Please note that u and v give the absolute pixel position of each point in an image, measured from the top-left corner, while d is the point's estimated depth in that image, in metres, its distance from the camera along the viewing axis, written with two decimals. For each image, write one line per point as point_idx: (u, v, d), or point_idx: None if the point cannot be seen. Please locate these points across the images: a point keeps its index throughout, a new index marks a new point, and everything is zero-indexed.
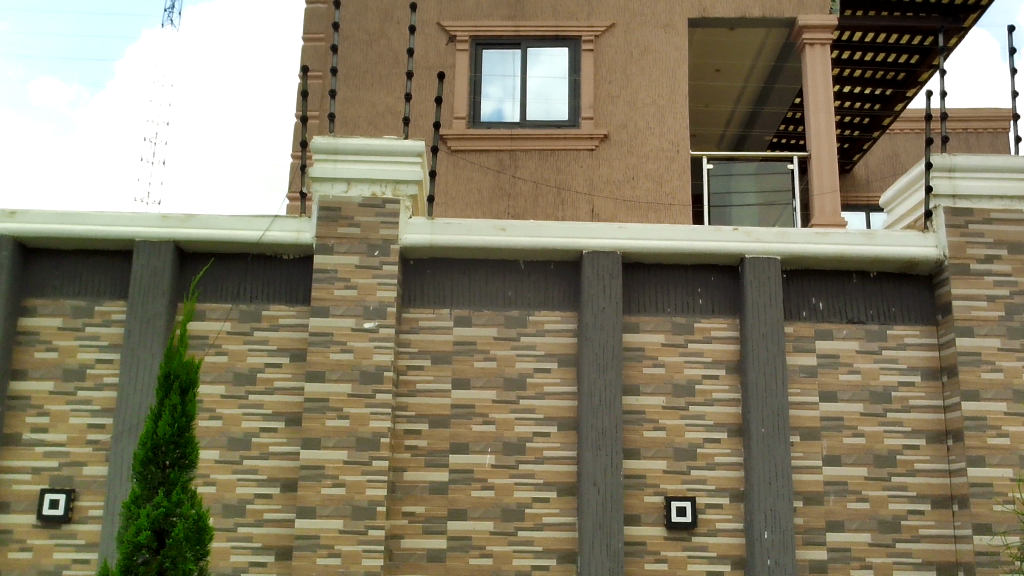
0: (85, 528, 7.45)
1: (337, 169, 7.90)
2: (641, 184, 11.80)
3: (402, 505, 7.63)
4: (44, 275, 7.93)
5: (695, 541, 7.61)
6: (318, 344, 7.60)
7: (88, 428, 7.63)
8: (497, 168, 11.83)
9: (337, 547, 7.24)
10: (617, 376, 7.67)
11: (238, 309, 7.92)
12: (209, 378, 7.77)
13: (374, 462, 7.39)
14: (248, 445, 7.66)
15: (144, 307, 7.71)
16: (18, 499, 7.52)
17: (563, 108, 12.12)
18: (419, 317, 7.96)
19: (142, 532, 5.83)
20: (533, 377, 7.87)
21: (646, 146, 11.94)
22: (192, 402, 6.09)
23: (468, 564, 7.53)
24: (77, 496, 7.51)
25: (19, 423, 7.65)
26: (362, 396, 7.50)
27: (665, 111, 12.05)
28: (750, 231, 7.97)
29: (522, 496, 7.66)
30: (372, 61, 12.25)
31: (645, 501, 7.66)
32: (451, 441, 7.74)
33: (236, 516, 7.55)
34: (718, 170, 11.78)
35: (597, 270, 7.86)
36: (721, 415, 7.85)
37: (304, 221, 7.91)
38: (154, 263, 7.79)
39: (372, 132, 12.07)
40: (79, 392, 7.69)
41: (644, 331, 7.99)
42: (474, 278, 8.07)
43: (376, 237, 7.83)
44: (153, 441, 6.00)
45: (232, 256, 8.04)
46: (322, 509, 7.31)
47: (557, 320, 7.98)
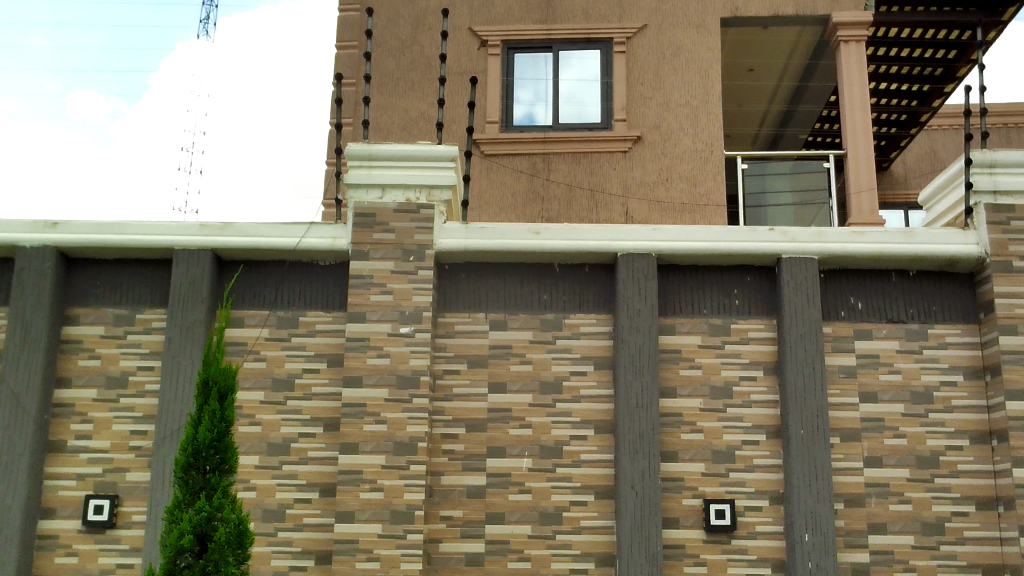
0: (128, 533, 7.57)
1: (373, 175, 7.95)
2: (675, 185, 11.75)
3: (440, 509, 7.64)
4: (87, 284, 8.06)
5: (735, 544, 7.55)
6: (354, 349, 7.65)
7: (131, 434, 7.75)
8: (530, 172, 11.85)
9: (376, 552, 7.28)
10: (653, 378, 7.64)
11: (276, 316, 8.00)
12: (248, 384, 7.86)
13: (411, 467, 7.42)
14: (287, 450, 7.73)
15: (183, 315, 7.80)
16: (63, 505, 7.64)
17: (595, 111, 12.10)
18: (454, 321, 7.99)
19: (184, 536, 5.89)
20: (569, 380, 7.86)
21: (679, 147, 11.89)
22: (231, 408, 6.14)
23: (506, 568, 7.54)
24: (121, 501, 7.62)
25: (63, 430, 7.78)
26: (399, 400, 7.54)
27: (698, 111, 11.99)
28: (786, 231, 7.90)
29: (560, 499, 7.65)
30: (404, 67, 12.32)
31: (683, 504, 7.62)
32: (488, 445, 7.76)
33: (276, 521, 7.61)
34: (752, 170, 11.71)
35: (631, 272, 7.84)
36: (760, 416, 7.79)
37: (340, 227, 7.99)
38: (193, 271, 7.89)
39: (405, 138, 12.13)
40: (121, 399, 7.81)
41: (680, 333, 7.95)
42: (509, 281, 8.07)
43: (411, 243, 7.87)
44: (193, 446, 6.06)
45: (269, 263, 8.13)
46: (361, 513, 7.35)
47: (592, 323, 7.97)
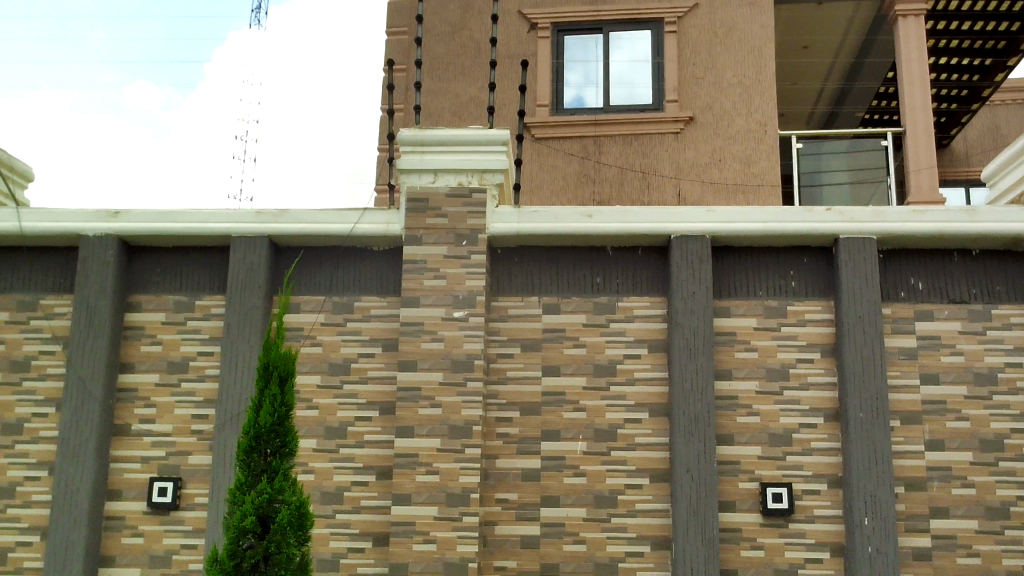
0: (192, 514, 7.74)
1: (425, 160, 7.97)
2: (728, 165, 11.65)
3: (495, 492, 7.68)
4: (148, 272, 8.23)
5: (793, 528, 7.48)
6: (409, 334, 7.70)
7: (193, 418, 7.91)
8: (581, 154, 11.81)
9: (432, 534, 7.35)
10: (708, 361, 7.57)
11: (332, 301, 8.09)
12: (305, 369, 7.97)
13: (466, 450, 7.47)
14: (344, 434, 7.83)
15: (241, 301, 7.92)
16: (129, 487, 7.84)
17: (646, 92, 11.98)
18: (508, 305, 8.00)
19: (247, 517, 5.99)
20: (623, 363, 7.84)
21: (732, 127, 11.74)
22: (291, 392, 6.23)
23: (562, 551, 7.57)
24: (184, 483, 7.79)
25: (128, 414, 7.97)
26: (454, 384, 7.58)
27: (751, 91, 11.82)
28: (844, 211, 7.76)
29: (615, 482, 7.64)
30: (454, 52, 12.32)
31: (740, 488, 7.56)
32: (543, 428, 7.77)
33: (335, 503, 7.72)
34: (807, 149, 11.48)
35: (685, 254, 7.77)
36: (817, 399, 7.69)
37: (394, 213, 8.02)
38: (250, 257, 8.00)
39: (456, 123, 12.16)
40: (183, 384, 7.98)
41: (735, 315, 7.87)
42: (562, 265, 8.06)
43: (463, 227, 7.89)
44: (255, 430, 6.15)
45: (324, 249, 8.21)
46: (417, 496, 7.42)
47: (646, 306, 7.93)
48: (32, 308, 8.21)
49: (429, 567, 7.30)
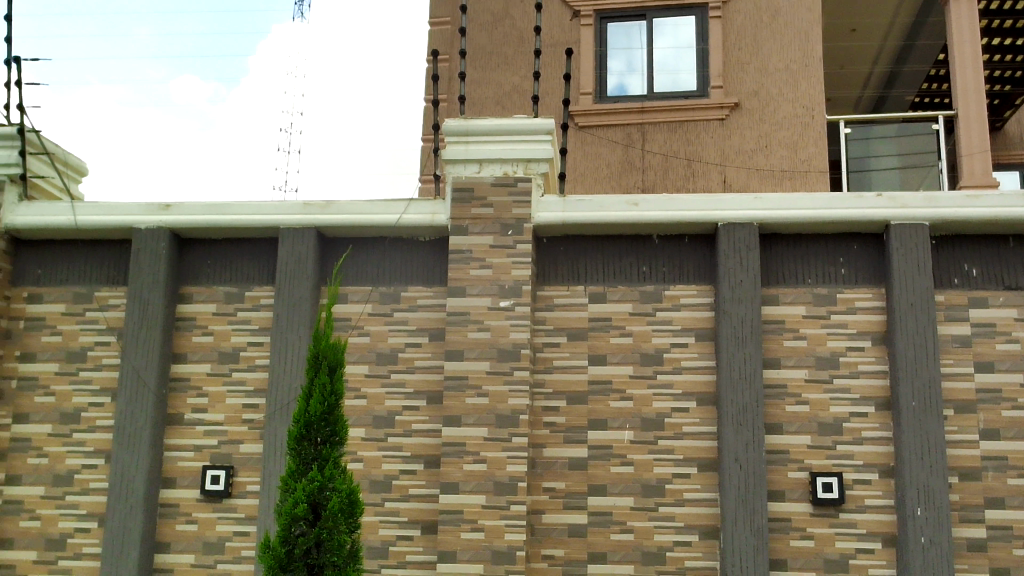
0: (243, 502, 7.87)
1: (469, 150, 7.98)
2: (775, 152, 11.51)
3: (542, 480, 7.70)
4: (198, 263, 8.37)
5: (843, 518, 7.40)
6: (456, 324, 7.74)
7: (244, 407, 8.03)
8: (625, 142, 11.76)
9: (480, 522, 7.39)
10: (756, 350, 7.51)
11: (379, 292, 8.15)
12: (353, 359, 8.05)
13: (513, 439, 7.49)
14: (392, 423, 7.90)
15: (290, 291, 8.01)
16: (183, 475, 7.99)
17: (691, 79, 11.88)
18: (553, 295, 8.00)
19: (299, 505, 6.04)
20: (670, 352, 7.80)
21: (778, 113, 11.60)
22: (341, 381, 6.29)
23: (609, 540, 7.57)
24: (236, 472, 7.92)
25: (180, 403, 8.11)
26: (501, 373, 7.60)
27: (798, 76, 11.66)
28: (895, 197, 7.62)
29: (662, 471, 7.62)
30: (497, 41, 12.32)
31: (790, 477, 7.50)
32: (590, 417, 7.77)
33: (383, 491, 7.80)
34: (856, 134, 11.36)
35: (733, 242, 7.70)
36: (868, 387, 7.59)
37: (439, 203, 8.05)
38: (298, 248, 8.08)
39: (499, 112, 12.16)
40: (234, 373, 8.10)
41: (784, 303, 7.79)
42: (607, 254, 8.04)
43: (509, 217, 7.88)
44: (305, 419, 6.20)
45: (370, 239, 8.27)
46: (465, 484, 7.47)
47: (693, 294, 7.88)
48: (88, 300, 8.39)
49: (477, 555, 7.34)
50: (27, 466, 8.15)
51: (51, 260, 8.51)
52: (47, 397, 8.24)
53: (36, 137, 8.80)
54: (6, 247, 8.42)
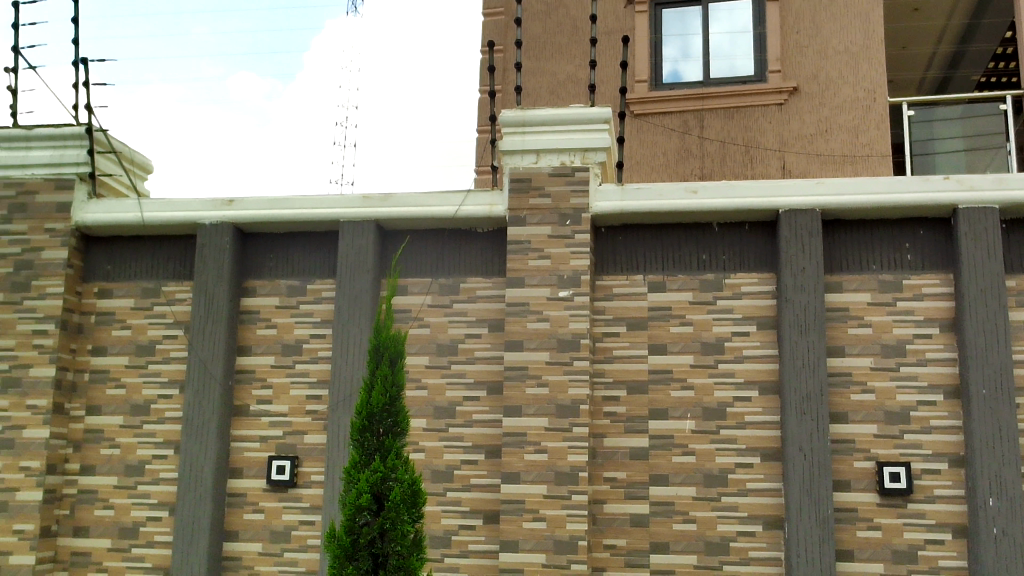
0: (309, 492, 7.99)
1: (527, 140, 7.98)
2: (836, 136, 11.31)
3: (603, 470, 7.69)
4: (262, 257, 8.51)
5: (912, 508, 7.27)
6: (515, 314, 7.76)
7: (307, 398, 8.16)
8: (682, 129, 11.65)
9: (542, 512, 7.41)
10: (820, 338, 7.39)
11: (438, 283, 8.21)
12: (414, 350, 8.12)
13: (574, 429, 7.49)
14: (453, 414, 7.96)
15: (351, 284, 8.10)
16: (250, 465, 8.15)
17: (747, 64, 11.71)
18: (612, 284, 7.97)
19: (362, 495, 6.09)
20: (731, 341, 7.73)
21: (838, 97, 11.39)
22: (401, 372, 6.34)
23: (672, 530, 7.54)
24: (301, 462, 8.06)
25: (246, 395, 8.27)
26: (560, 363, 7.61)
27: (859, 58, 11.41)
28: (963, 179, 7.43)
29: (725, 461, 7.56)
30: (551, 30, 12.27)
31: (855, 467, 7.38)
32: (651, 407, 7.73)
33: (445, 481, 7.86)
34: (918, 116, 11.03)
35: (795, 229, 7.59)
36: (936, 375, 7.44)
37: (497, 193, 8.07)
38: (358, 242, 8.17)
39: (554, 102, 12.13)
40: (297, 365, 8.23)
41: (848, 291, 7.65)
42: (666, 242, 7.98)
43: (567, 207, 7.86)
44: (367, 410, 6.25)
45: (429, 231, 8.32)
46: (526, 474, 7.49)
47: (754, 282, 7.79)
48: (155, 294, 8.58)
49: (539, 545, 7.36)
50: (100, 457, 8.38)
51: (120, 256, 8.71)
52: (118, 389, 8.45)
53: (104, 137, 9.00)
54: (76, 244, 8.64)
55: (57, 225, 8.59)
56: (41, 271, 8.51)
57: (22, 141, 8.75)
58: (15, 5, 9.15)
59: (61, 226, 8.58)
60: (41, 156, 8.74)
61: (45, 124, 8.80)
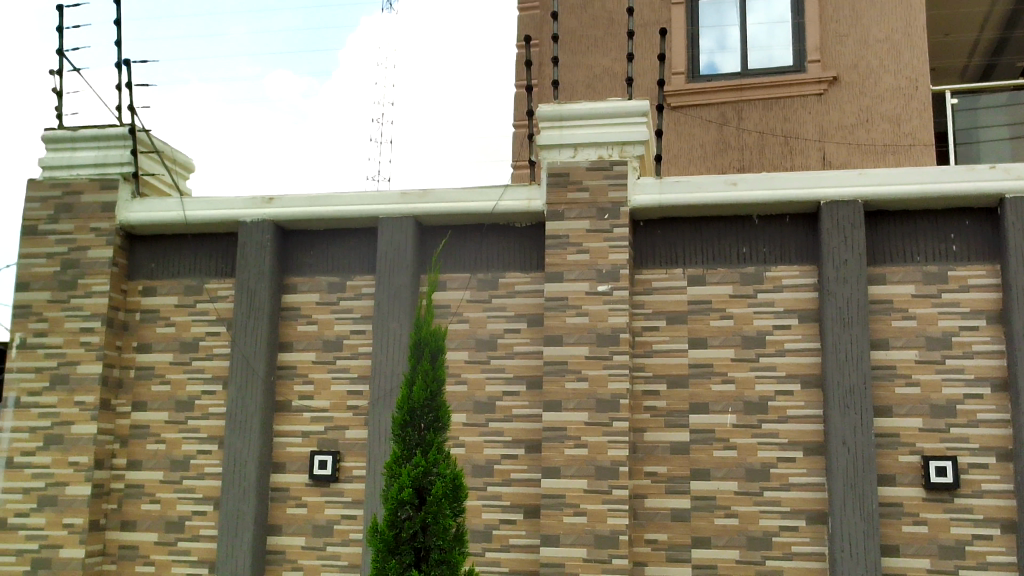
0: (350, 486, 8.06)
1: (564, 135, 7.97)
2: (877, 126, 11.15)
3: (644, 465, 7.66)
4: (302, 255, 8.59)
5: (959, 503, 7.16)
6: (554, 309, 7.75)
7: (348, 394, 8.22)
8: (720, 121, 11.56)
9: (583, 506, 7.40)
10: (864, 331, 7.30)
11: (477, 279, 8.23)
12: (453, 345, 8.15)
13: (614, 423, 7.47)
14: (493, 409, 7.97)
15: (391, 280, 8.15)
16: (292, 460, 8.23)
17: (786, 54, 11.59)
18: (652, 278, 7.94)
19: (404, 489, 6.12)
20: (772, 334, 7.66)
21: (880, 86, 11.22)
22: (442, 367, 6.36)
23: (713, 524, 7.50)
24: (342, 457, 8.13)
25: (288, 391, 8.35)
26: (599, 357, 7.59)
27: (900, 46, 11.23)
28: (1010, 168, 7.29)
29: (767, 456, 7.50)
30: (587, 23, 12.23)
31: (900, 461, 7.28)
32: (691, 401, 7.69)
33: (485, 476, 7.89)
34: (962, 104, 10.84)
35: (836, 220, 7.50)
36: (983, 368, 7.31)
37: (535, 188, 8.06)
38: (397, 238, 8.21)
39: (591, 95, 12.09)
40: (338, 361, 8.30)
41: (891, 283, 7.55)
42: (706, 235, 7.93)
43: (605, 201, 7.84)
44: (409, 405, 6.28)
45: (467, 227, 8.34)
46: (567, 469, 7.48)
47: (795, 275, 7.71)
48: (198, 292, 8.69)
49: (580, 539, 7.36)
50: (146, 452, 8.51)
51: (163, 254, 8.84)
52: (163, 386, 8.58)
53: (147, 137, 9.13)
54: (121, 243, 8.77)
55: (102, 224, 8.73)
56: (87, 270, 8.66)
57: (69, 142, 8.94)
58: (59, 8, 9.29)
59: (106, 225, 8.72)
60: (86, 156, 8.91)
61: (91, 125, 8.99)
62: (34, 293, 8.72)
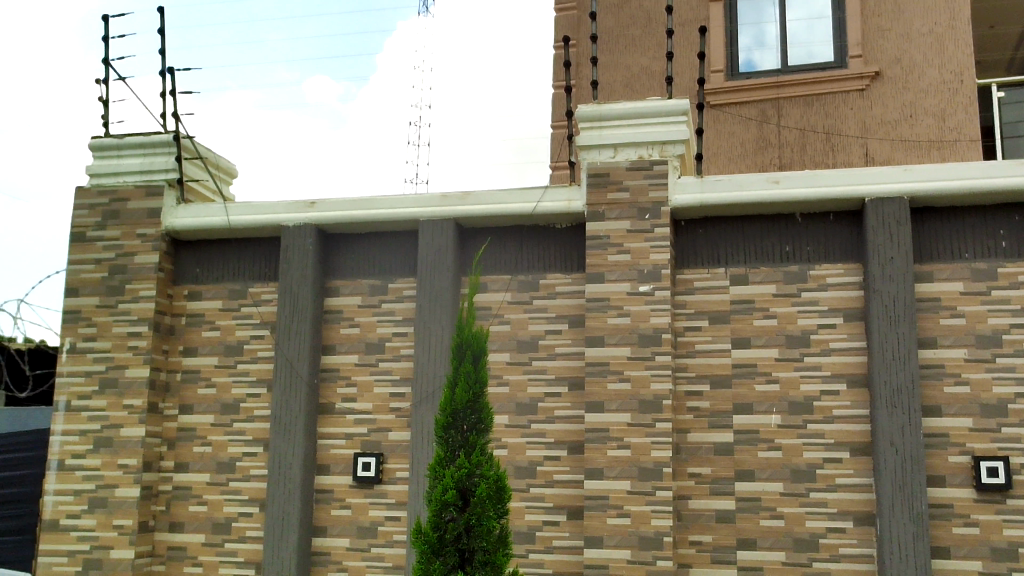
0: (394, 488, 8.11)
1: (604, 135, 7.95)
2: (921, 121, 10.98)
3: (688, 466, 7.62)
4: (344, 258, 8.66)
5: (1011, 504, 7.02)
6: (595, 310, 7.73)
7: (391, 396, 8.27)
8: (760, 119, 11.47)
9: (626, 508, 7.37)
10: (911, 330, 7.19)
11: (517, 280, 8.23)
12: (495, 347, 8.17)
13: (657, 424, 7.43)
14: (535, 410, 7.97)
15: (432, 282, 8.18)
16: (336, 462, 8.30)
17: (827, 50, 11.43)
18: (693, 278, 7.88)
19: (448, 491, 6.13)
20: (817, 333, 7.58)
21: (923, 80, 11.04)
22: (484, 369, 6.36)
23: (759, 526, 7.42)
24: (386, 458, 8.18)
25: (331, 393, 8.42)
26: (642, 358, 7.55)
27: (944, 39, 11.05)
28: None
29: (813, 457, 7.41)
30: (624, 23, 12.19)
31: (949, 462, 7.16)
32: (735, 402, 7.63)
33: (528, 477, 7.89)
34: (1009, 98, 10.62)
35: (881, 217, 7.39)
36: None
37: (575, 189, 8.04)
38: (438, 240, 8.24)
39: (629, 95, 12.05)
40: (380, 363, 8.35)
41: (939, 280, 7.43)
42: (748, 234, 7.86)
43: (646, 201, 7.80)
44: (452, 407, 6.30)
45: (507, 228, 8.35)
46: (610, 470, 7.46)
47: (840, 273, 7.62)
48: (242, 296, 8.80)
49: (624, 541, 7.33)
50: (193, 454, 8.63)
51: (208, 259, 8.96)
52: (209, 389, 8.69)
53: (191, 144, 9.24)
54: (166, 248, 8.90)
55: (148, 230, 8.86)
56: (134, 275, 8.79)
57: (115, 150, 9.10)
58: (105, 18, 9.44)
59: (151, 231, 8.85)
60: (132, 163, 9.06)
61: (137, 132, 9.12)
62: (83, 298, 8.88)
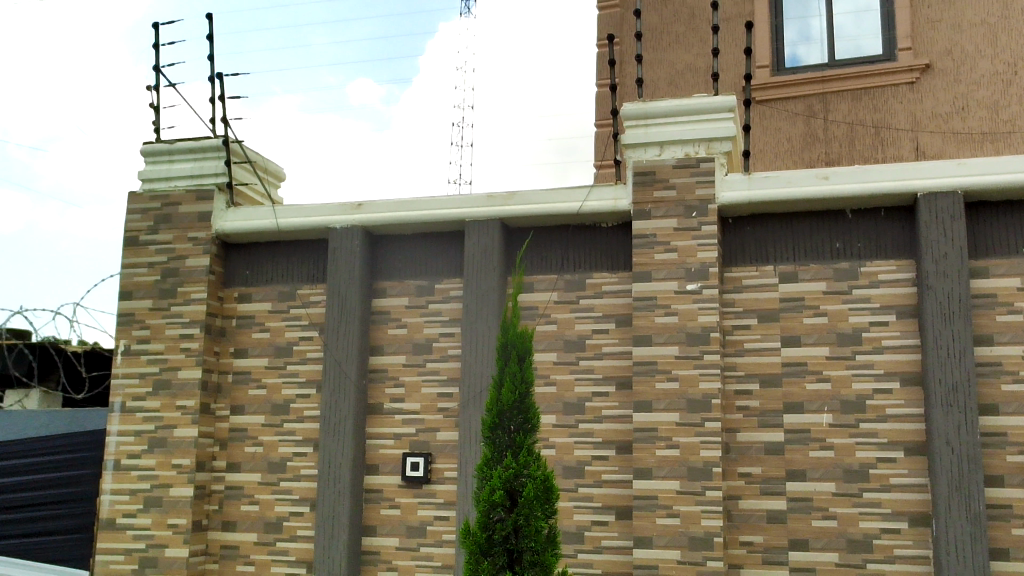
0: (442, 488, 8.15)
1: (650, 133, 7.91)
2: (974, 113, 10.76)
3: (738, 466, 7.54)
4: (391, 259, 8.71)
5: None
6: (642, 309, 7.69)
7: (438, 397, 8.30)
8: (807, 114, 11.34)
9: (676, 508, 7.32)
10: (967, 326, 7.04)
11: (564, 280, 8.22)
12: (542, 346, 8.16)
13: (706, 424, 7.37)
14: (582, 409, 7.96)
15: (478, 282, 8.20)
16: (384, 462, 8.36)
17: (874, 43, 11.27)
18: (742, 276, 7.81)
19: (496, 491, 6.14)
20: (869, 331, 7.46)
21: (976, 72, 10.82)
22: (530, 368, 6.34)
23: (811, 526, 7.33)
24: (434, 458, 8.22)
25: (379, 394, 8.48)
26: (690, 357, 7.50)
27: (998, 29, 10.79)
28: None
29: (865, 456, 7.30)
30: (668, 19, 12.12)
31: (1007, 461, 7.00)
32: (785, 401, 7.54)
33: (576, 477, 7.87)
34: None
35: (935, 212, 7.25)
36: None
37: (620, 188, 7.99)
38: (484, 241, 8.25)
39: (674, 92, 11.96)
40: (428, 363, 8.39)
41: (995, 276, 7.27)
42: (797, 230, 7.77)
43: (692, 198, 7.74)
44: (498, 407, 6.30)
45: (553, 228, 8.34)
46: (659, 470, 7.41)
47: (892, 269, 7.49)
48: (291, 298, 8.90)
49: (673, 541, 7.28)
50: (245, 454, 8.75)
51: (258, 261, 9.08)
52: (260, 390, 8.80)
53: (240, 149, 9.37)
54: (217, 251, 9.03)
55: (199, 234, 9.00)
56: (186, 278, 8.93)
57: (167, 155, 9.26)
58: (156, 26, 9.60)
59: (202, 235, 8.99)
60: (182, 168, 9.20)
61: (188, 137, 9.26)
62: (137, 302, 9.05)
